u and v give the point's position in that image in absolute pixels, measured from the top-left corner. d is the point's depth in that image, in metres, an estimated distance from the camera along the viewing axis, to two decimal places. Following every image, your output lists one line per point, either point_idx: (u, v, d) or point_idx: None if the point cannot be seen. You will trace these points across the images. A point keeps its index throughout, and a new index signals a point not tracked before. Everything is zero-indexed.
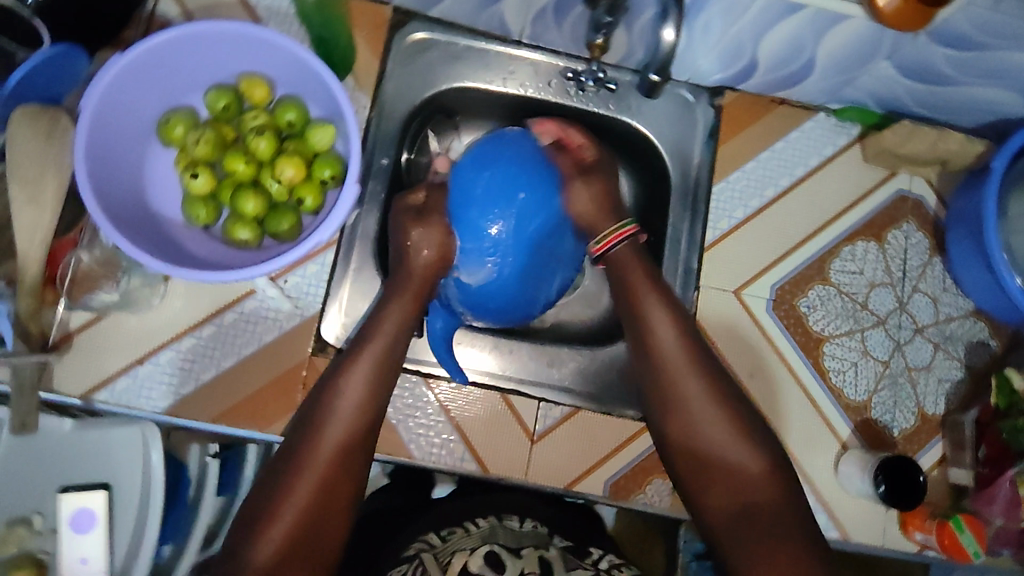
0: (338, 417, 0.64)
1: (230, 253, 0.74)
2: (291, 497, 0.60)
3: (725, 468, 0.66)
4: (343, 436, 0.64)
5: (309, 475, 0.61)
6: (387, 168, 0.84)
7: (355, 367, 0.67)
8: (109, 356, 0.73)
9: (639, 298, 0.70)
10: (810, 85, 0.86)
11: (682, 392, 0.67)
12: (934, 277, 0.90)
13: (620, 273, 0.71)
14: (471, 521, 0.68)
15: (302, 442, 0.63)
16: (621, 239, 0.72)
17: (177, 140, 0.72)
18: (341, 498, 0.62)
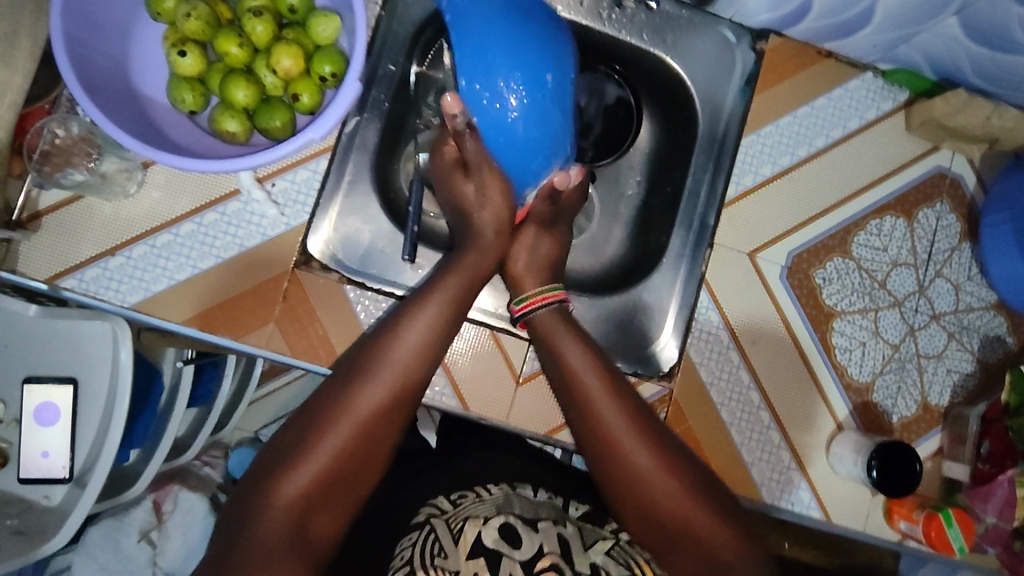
0: (394, 358, 0.58)
1: (216, 146, 0.69)
2: (331, 434, 0.55)
3: (686, 529, 0.59)
4: (396, 377, 0.58)
5: (351, 413, 0.56)
6: (394, 75, 0.77)
7: (424, 306, 0.61)
8: (78, 243, 0.68)
9: (557, 347, 0.64)
10: (863, 39, 0.79)
11: (624, 452, 0.60)
12: (960, 264, 0.85)
13: (536, 334, 0.67)
14: (483, 486, 0.63)
15: (351, 376, 0.57)
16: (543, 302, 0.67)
17: (166, 13, 0.66)
18: (380, 446, 0.57)
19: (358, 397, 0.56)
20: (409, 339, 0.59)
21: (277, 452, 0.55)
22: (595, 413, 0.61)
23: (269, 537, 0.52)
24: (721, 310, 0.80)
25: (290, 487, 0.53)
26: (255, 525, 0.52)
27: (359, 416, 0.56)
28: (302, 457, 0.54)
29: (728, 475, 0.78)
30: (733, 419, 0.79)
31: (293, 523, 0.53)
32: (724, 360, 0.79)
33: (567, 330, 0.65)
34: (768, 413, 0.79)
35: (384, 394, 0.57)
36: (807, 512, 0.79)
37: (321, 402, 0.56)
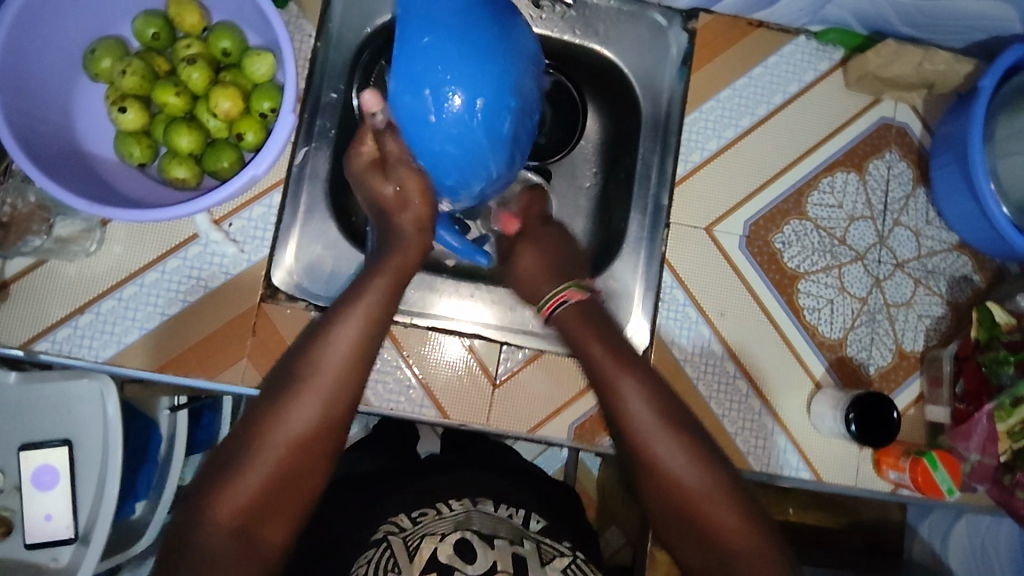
0: (323, 362, 0.61)
1: (169, 195, 0.70)
2: (270, 439, 0.58)
3: (681, 492, 0.64)
4: (327, 382, 0.60)
5: (288, 418, 0.59)
6: (337, 103, 0.78)
7: (351, 310, 0.64)
8: (46, 305, 0.70)
9: (582, 333, 0.72)
10: (788, 4, 0.80)
11: (632, 420, 0.67)
12: (917, 210, 0.86)
13: (564, 324, 0.73)
14: (443, 503, 0.64)
15: (286, 385, 0.61)
16: (560, 302, 0.74)
17: (104, 73, 0.68)
18: (320, 449, 0.59)
19: (292, 403, 0.59)
20: (337, 343, 0.62)
21: (222, 463, 0.58)
22: (608, 383, 0.69)
23: (216, 544, 0.54)
24: (685, 287, 0.81)
25: (230, 494, 0.56)
26: (202, 531, 0.55)
27: (298, 419, 0.59)
28: (242, 464, 0.57)
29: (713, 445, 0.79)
30: (712, 392, 0.80)
31: (239, 529, 0.55)
32: (694, 335, 0.81)
33: (592, 315, 0.73)
34: (745, 381, 0.81)
35: (317, 398, 0.60)
36: (797, 474, 0.80)
37: (259, 413, 0.59)
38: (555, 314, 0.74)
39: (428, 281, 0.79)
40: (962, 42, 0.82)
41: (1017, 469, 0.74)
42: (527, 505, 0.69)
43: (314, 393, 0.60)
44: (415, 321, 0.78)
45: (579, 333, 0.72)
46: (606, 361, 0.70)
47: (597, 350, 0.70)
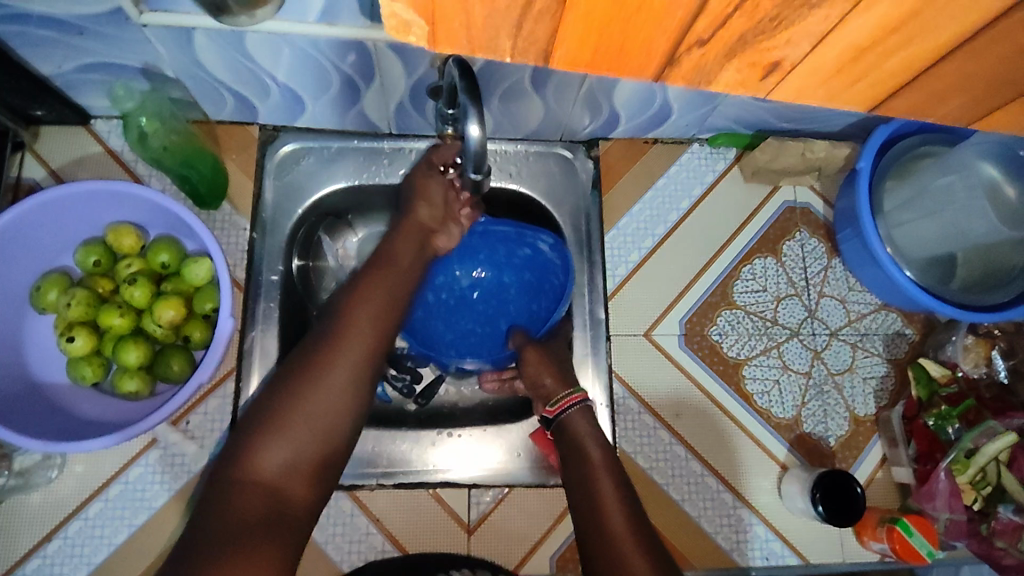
0: (343, 360, 0.61)
1: (125, 407, 0.73)
2: (298, 421, 0.58)
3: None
4: (347, 374, 0.61)
5: (313, 404, 0.59)
6: (278, 282, 0.82)
7: (350, 320, 0.63)
8: (13, 539, 0.71)
9: (582, 440, 0.69)
10: (674, 123, 0.88)
11: (598, 495, 0.64)
12: (837, 279, 0.91)
13: (566, 430, 0.70)
14: (453, 569, 0.67)
15: (299, 375, 0.60)
16: (573, 403, 0.72)
17: (50, 305, 0.72)
18: (340, 440, 0.60)
19: (313, 390, 0.59)
20: (353, 344, 0.62)
21: (240, 441, 0.58)
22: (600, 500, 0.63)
23: (244, 512, 0.54)
24: (638, 396, 0.84)
25: (262, 462, 0.56)
26: (229, 500, 0.54)
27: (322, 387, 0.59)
28: (269, 436, 0.57)
29: (695, 548, 0.80)
30: (683, 495, 0.82)
31: (263, 507, 0.55)
32: (654, 440, 0.83)
33: (593, 430, 0.70)
34: (713, 477, 0.83)
35: (337, 388, 0.60)
36: (783, 561, 0.81)
37: (273, 398, 0.59)
38: (561, 411, 0.71)
39: (387, 437, 0.80)
40: (837, 126, 0.87)
41: (991, 516, 0.76)
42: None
43: (335, 385, 0.60)
44: (381, 481, 0.78)
45: (581, 441, 0.69)
46: (602, 476, 0.66)
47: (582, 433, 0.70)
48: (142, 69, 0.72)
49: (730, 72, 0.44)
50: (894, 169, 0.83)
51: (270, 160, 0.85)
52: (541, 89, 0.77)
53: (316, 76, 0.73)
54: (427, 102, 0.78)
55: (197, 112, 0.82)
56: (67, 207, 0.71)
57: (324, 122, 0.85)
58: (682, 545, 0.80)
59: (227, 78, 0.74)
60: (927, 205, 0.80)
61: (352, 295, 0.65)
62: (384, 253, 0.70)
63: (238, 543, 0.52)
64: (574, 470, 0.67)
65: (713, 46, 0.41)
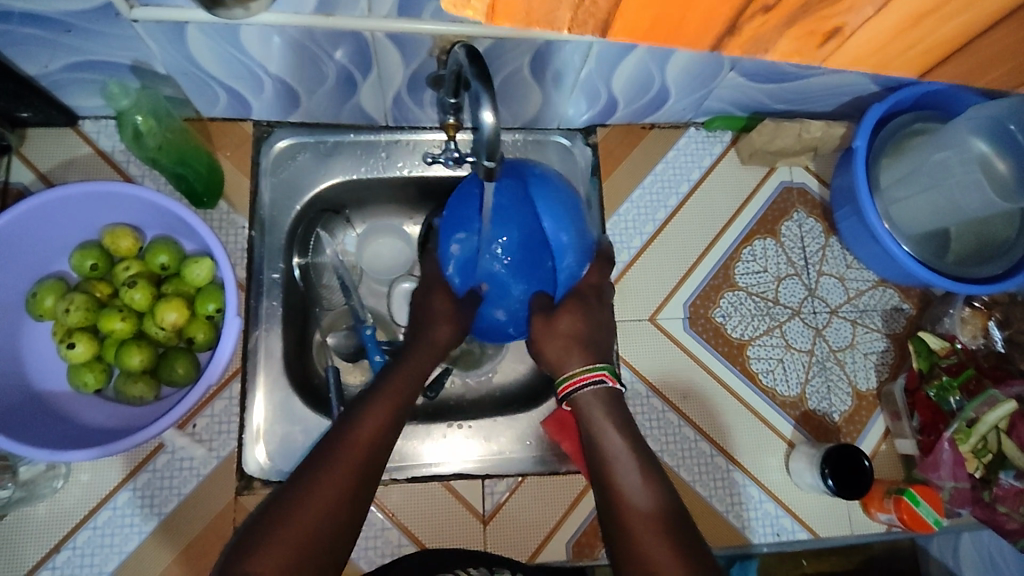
0: (343, 467, 0.56)
1: (129, 413, 0.72)
2: (292, 528, 0.52)
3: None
4: (347, 480, 0.56)
5: (306, 514, 0.53)
6: (280, 281, 0.81)
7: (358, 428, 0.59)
8: (21, 552, 0.69)
9: (598, 429, 0.63)
10: (671, 107, 0.88)
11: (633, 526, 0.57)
12: (835, 257, 0.92)
13: (582, 415, 0.64)
14: (466, 565, 0.67)
15: (297, 484, 0.55)
16: (588, 383, 0.65)
17: (48, 311, 0.70)
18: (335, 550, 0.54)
19: (308, 498, 0.54)
20: (354, 451, 0.57)
21: (230, 552, 0.52)
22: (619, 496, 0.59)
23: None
24: (645, 379, 0.85)
25: (256, 564, 0.50)
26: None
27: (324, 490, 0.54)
28: (265, 543, 0.51)
29: (708, 528, 0.81)
30: (694, 476, 0.82)
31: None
32: (664, 423, 0.84)
33: (610, 414, 0.64)
34: (723, 457, 0.83)
35: (334, 500, 0.54)
36: (795, 536, 0.82)
37: (267, 512, 0.53)
38: (578, 391, 0.65)
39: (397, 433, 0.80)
40: (829, 105, 0.88)
41: (993, 483, 0.78)
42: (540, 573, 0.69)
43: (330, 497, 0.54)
44: (393, 475, 0.78)
45: (597, 433, 0.63)
46: (620, 467, 0.60)
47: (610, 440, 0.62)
48: (132, 67, 0.70)
49: (788, 40, 0.48)
50: (889, 147, 0.84)
51: (265, 156, 0.84)
52: (541, 77, 0.76)
53: (311, 68, 0.72)
54: (426, 91, 0.77)
55: (189, 109, 0.80)
56: (61, 211, 0.70)
57: (320, 115, 0.83)
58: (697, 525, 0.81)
59: (220, 73, 0.72)
60: (923, 181, 0.81)
61: (362, 409, 0.61)
62: (388, 373, 0.66)
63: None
64: (593, 461, 0.62)
65: (774, 13, 0.45)
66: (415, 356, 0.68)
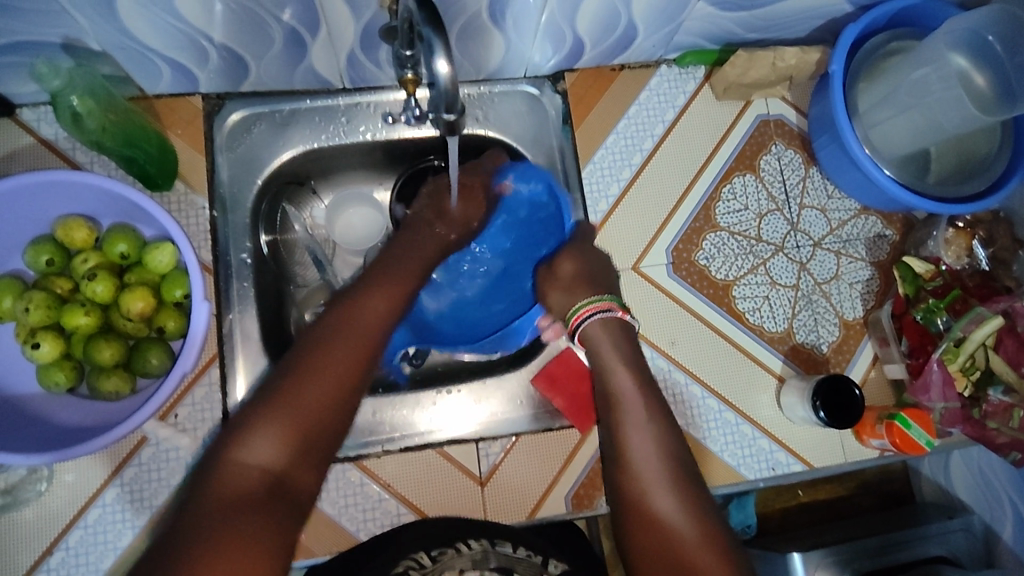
0: (344, 345, 0.60)
1: (107, 408, 0.69)
2: (299, 390, 0.56)
3: (677, 554, 0.57)
4: (353, 348, 0.60)
5: (309, 384, 0.56)
6: (250, 260, 0.78)
7: (358, 310, 0.63)
8: (13, 558, 0.68)
9: (606, 371, 0.68)
10: (640, 45, 0.84)
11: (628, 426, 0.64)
12: (816, 188, 0.90)
13: (591, 344, 0.71)
14: (464, 541, 0.63)
15: (301, 359, 0.58)
16: (594, 314, 0.72)
17: (6, 313, 0.68)
18: (339, 423, 0.58)
19: (320, 361, 0.58)
20: (359, 331, 0.61)
21: (225, 435, 0.55)
22: (621, 435, 0.64)
23: (241, 486, 0.52)
24: None
25: (258, 440, 0.54)
26: (218, 486, 0.51)
27: (327, 368, 0.58)
28: (267, 415, 0.55)
29: (705, 469, 0.81)
30: (687, 420, 0.82)
31: (257, 494, 0.52)
32: (654, 370, 0.83)
33: (614, 347, 0.70)
34: (715, 399, 0.83)
35: (337, 376, 0.58)
36: (790, 469, 0.83)
37: (266, 393, 0.56)
38: (586, 325, 0.72)
39: (387, 404, 0.80)
40: (801, 31, 0.85)
41: (981, 400, 0.79)
42: (545, 549, 0.65)
43: (335, 372, 0.58)
44: (387, 446, 0.78)
45: (607, 373, 0.68)
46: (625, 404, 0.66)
47: (611, 370, 0.68)
48: (63, 44, 0.65)
49: None
50: (866, 70, 0.82)
51: (219, 131, 0.80)
52: (501, 23, 0.72)
53: (256, 31, 0.67)
54: (380, 48, 0.73)
55: (132, 88, 0.75)
56: (5, 207, 0.66)
57: (273, 82, 0.79)
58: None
59: (159, 45, 0.67)
60: (902, 101, 0.78)
61: (361, 294, 0.65)
62: (383, 268, 0.71)
63: (233, 531, 0.49)
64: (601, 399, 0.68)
65: None
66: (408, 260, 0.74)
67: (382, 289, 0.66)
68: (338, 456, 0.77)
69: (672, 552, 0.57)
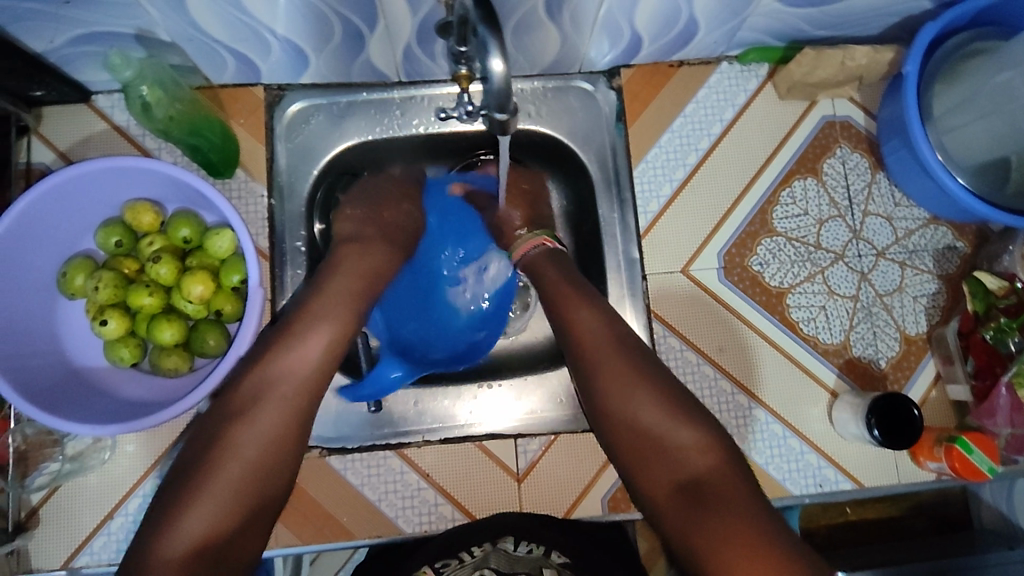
0: (272, 404, 0.59)
1: (166, 385, 0.73)
2: (227, 463, 0.56)
3: (684, 470, 0.59)
4: (292, 397, 0.60)
5: (234, 460, 0.57)
6: (304, 248, 0.81)
7: (284, 359, 0.61)
8: (77, 519, 0.73)
9: (571, 308, 0.68)
10: (700, 42, 0.82)
11: (588, 349, 0.65)
12: (882, 195, 0.86)
13: (538, 277, 0.73)
14: (466, 550, 0.68)
15: (226, 429, 0.58)
16: (536, 248, 0.75)
17: (79, 290, 0.72)
18: (270, 489, 0.58)
19: (249, 432, 0.58)
20: (286, 390, 0.60)
21: (158, 511, 0.55)
22: (598, 368, 0.64)
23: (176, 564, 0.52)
24: (679, 333, 0.82)
25: (191, 520, 0.54)
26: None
27: (261, 433, 0.58)
28: (197, 496, 0.55)
29: None
30: (732, 430, 0.80)
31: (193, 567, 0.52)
32: (699, 376, 0.81)
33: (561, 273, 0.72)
34: (762, 409, 0.81)
35: (271, 444, 0.58)
36: (839, 487, 0.80)
37: (184, 481, 0.56)
38: (527, 257, 0.75)
39: (430, 393, 0.81)
40: (876, 28, 0.80)
41: None
42: (552, 539, 0.69)
43: (272, 435, 0.58)
44: (427, 436, 0.79)
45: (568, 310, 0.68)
46: (590, 336, 0.66)
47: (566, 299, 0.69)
48: (136, 36, 0.68)
49: None
50: (942, 73, 0.77)
51: (279, 121, 0.82)
52: (557, 18, 0.71)
53: (316, 24, 0.68)
54: (436, 42, 0.73)
55: (198, 77, 0.78)
56: (80, 190, 0.70)
57: (331, 75, 0.80)
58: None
59: (224, 37, 0.70)
60: (983, 106, 0.73)
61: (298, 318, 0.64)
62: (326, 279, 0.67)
63: None
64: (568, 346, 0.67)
65: None
66: (338, 294, 0.65)
67: (321, 327, 0.63)
68: (380, 443, 0.79)
69: (679, 471, 0.59)
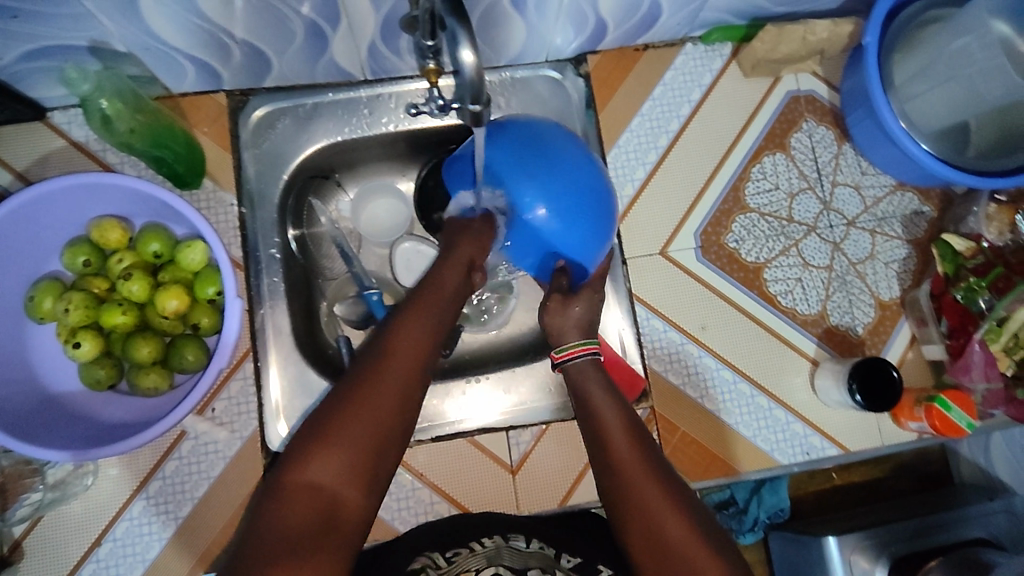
0: (399, 357, 0.54)
1: (147, 405, 0.71)
2: (354, 413, 0.51)
3: None
4: (412, 350, 0.55)
5: (367, 409, 0.51)
6: (280, 254, 0.80)
7: (404, 326, 0.57)
8: (64, 548, 0.71)
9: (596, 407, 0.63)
10: (665, 24, 0.82)
11: (610, 445, 0.59)
12: (849, 165, 0.87)
13: (578, 385, 0.66)
14: (477, 541, 0.65)
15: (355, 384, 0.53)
16: (586, 351, 0.68)
17: (47, 313, 0.69)
18: (389, 458, 0.52)
19: (373, 384, 0.52)
20: (407, 350, 0.55)
21: (284, 456, 0.51)
22: (629, 478, 0.57)
23: (292, 527, 0.47)
24: (661, 314, 0.83)
25: (309, 473, 0.49)
26: (261, 528, 0.47)
27: (394, 382, 0.53)
28: (317, 447, 0.50)
29: (738, 454, 0.81)
30: (718, 406, 0.81)
31: (308, 527, 0.47)
32: (684, 355, 0.82)
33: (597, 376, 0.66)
34: (746, 383, 0.82)
35: (395, 397, 0.52)
36: (825, 453, 0.81)
37: (318, 415, 0.51)
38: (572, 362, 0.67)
39: None
40: (835, 2, 0.81)
41: None
42: (559, 543, 0.67)
43: (388, 397, 0.52)
44: (418, 436, 0.79)
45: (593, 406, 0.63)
46: (617, 440, 0.60)
47: (596, 401, 0.63)
48: (90, 48, 0.66)
49: None
50: (901, 40, 0.79)
51: (244, 127, 0.80)
52: (521, 6, 0.71)
53: (277, 25, 0.67)
54: (401, 37, 0.72)
55: (158, 87, 0.76)
56: (43, 211, 0.67)
57: (295, 77, 0.79)
58: (698, 460, 0.80)
59: (182, 44, 0.68)
60: (942, 72, 0.76)
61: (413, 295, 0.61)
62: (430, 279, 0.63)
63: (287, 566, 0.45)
64: (591, 443, 0.61)
65: None
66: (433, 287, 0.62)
67: (421, 304, 0.59)
68: None
69: None
